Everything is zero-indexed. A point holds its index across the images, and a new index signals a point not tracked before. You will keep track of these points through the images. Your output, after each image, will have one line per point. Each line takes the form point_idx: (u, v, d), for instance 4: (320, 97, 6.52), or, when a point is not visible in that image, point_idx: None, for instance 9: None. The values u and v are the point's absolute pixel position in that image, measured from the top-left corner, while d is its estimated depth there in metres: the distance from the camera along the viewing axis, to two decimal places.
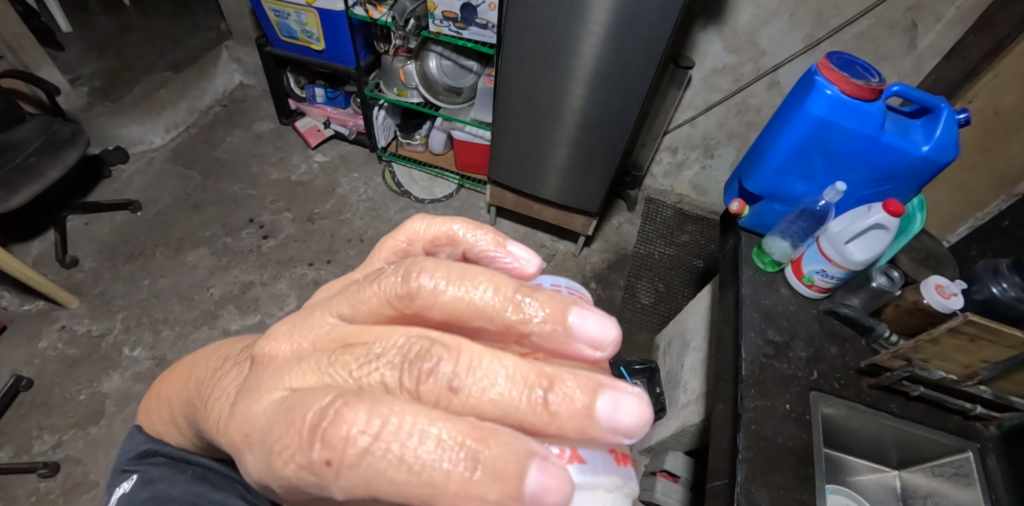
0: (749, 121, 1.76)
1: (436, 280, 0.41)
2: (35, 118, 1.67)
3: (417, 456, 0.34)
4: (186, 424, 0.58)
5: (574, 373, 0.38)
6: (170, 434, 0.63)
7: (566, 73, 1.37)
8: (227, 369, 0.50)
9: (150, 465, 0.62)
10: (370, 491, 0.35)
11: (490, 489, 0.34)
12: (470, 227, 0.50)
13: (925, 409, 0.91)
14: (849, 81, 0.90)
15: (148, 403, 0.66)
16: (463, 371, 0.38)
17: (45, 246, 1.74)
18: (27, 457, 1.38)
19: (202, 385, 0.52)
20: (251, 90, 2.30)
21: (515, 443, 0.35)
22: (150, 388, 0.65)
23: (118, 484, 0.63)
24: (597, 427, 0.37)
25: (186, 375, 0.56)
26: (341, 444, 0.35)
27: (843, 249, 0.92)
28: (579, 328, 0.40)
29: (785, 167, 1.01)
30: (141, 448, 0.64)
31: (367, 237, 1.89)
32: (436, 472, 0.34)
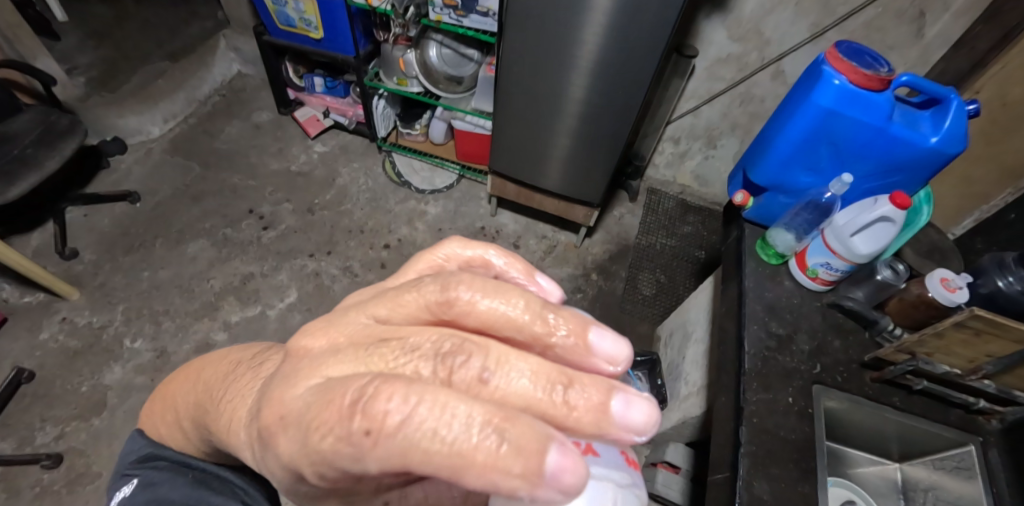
0: (753, 112, 1.74)
1: (471, 292, 0.41)
2: (33, 108, 1.65)
3: (451, 431, 0.34)
4: (192, 428, 0.57)
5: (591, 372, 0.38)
6: (172, 440, 0.63)
7: (568, 61, 1.35)
8: (241, 373, 0.50)
9: (152, 469, 0.62)
10: (402, 461, 0.34)
11: (519, 466, 0.33)
12: (502, 254, 0.49)
13: (927, 403, 0.90)
14: (858, 71, 0.88)
15: (151, 405, 0.66)
16: (494, 364, 0.37)
17: (45, 238, 1.74)
18: (30, 449, 1.39)
19: (211, 389, 0.52)
20: (249, 80, 2.28)
21: (536, 424, 0.34)
22: (156, 389, 0.65)
23: (117, 489, 0.63)
24: (612, 429, 0.36)
25: (195, 377, 0.56)
26: (381, 415, 0.35)
27: (848, 241, 0.92)
28: (596, 345, 0.40)
29: (791, 159, 1.00)
30: (142, 451, 0.65)
31: (368, 228, 1.88)
32: (469, 445, 0.33)
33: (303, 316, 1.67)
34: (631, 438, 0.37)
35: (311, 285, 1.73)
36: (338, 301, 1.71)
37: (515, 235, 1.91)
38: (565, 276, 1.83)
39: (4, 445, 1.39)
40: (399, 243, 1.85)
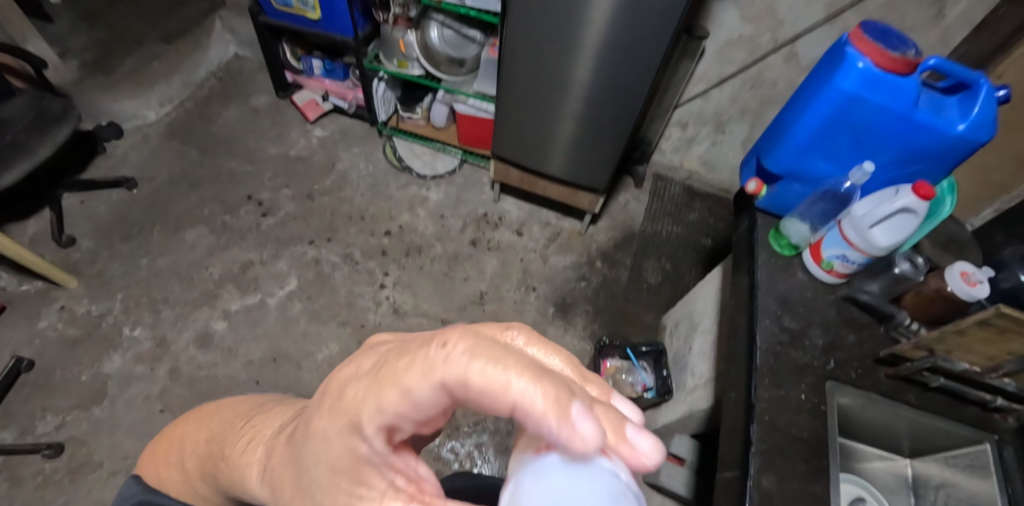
0: (764, 96, 1.69)
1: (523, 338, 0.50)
2: (25, 93, 1.60)
3: (507, 359, 0.41)
4: (196, 473, 0.66)
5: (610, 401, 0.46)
6: (171, 483, 0.71)
7: (575, 43, 1.30)
8: (267, 408, 0.63)
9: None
10: (460, 376, 0.41)
11: (554, 392, 0.40)
12: None
13: (943, 400, 0.88)
14: (884, 53, 0.84)
15: (155, 447, 0.75)
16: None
17: (41, 226, 1.71)
18: (31, 438, 1.39)
19: (233, 426, 0.62)
20: (247, 62, 2.22)
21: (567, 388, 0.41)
22: (160, 435, 0.75)
23: None
24: (624, 443, 0.42)
25: (211, 414, 0.68)
26: (453, 342, 0.42)
27: (867, 233, 0.89)
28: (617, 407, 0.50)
29: (808, 146, 0.96)
30: (135, 498, 0.71)
31: (368, 214, 1.85)
32: (520, 371, 0.40)
33: (304, 305, 1.65)
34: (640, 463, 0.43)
35: (312, 272, 1.71)
36: (339, 290, 1.68)
37: (519, 222, 1.88)
38: (570, 264, 1.80)
39: (5, 434, 1.38)
40: (400, 230, 1.82)
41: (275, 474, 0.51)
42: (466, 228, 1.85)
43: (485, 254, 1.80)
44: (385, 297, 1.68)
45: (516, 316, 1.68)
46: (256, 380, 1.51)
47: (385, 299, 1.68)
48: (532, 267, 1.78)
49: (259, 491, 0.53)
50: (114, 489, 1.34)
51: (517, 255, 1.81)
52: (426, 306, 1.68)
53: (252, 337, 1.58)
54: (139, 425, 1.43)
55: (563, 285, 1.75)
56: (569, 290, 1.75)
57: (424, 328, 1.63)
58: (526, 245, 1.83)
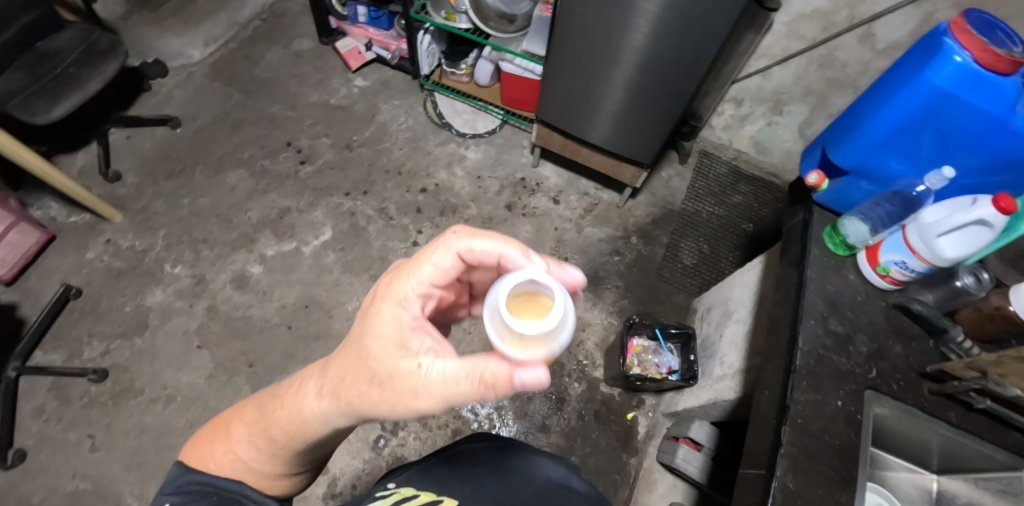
0: (831, 78, 1.57)
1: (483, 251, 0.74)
2: (75, 25, 1.60)
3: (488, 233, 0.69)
4: (250, 439, 0.70)
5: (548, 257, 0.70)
6: (215, 463, 0.70)
7: (636, 7, 1.21)
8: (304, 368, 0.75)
9: (181, 494, 0.66)
10: (468, 245, 0.67)
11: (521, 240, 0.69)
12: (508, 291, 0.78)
13: (985, 422, 0.85)
14: (987, 48, 0.77)
15: (190, 449, 0.74)
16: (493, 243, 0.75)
17: (90, 158, 1.75)
18: (79, 362, 1.47)
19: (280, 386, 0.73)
20: (292, 4, 2.14)
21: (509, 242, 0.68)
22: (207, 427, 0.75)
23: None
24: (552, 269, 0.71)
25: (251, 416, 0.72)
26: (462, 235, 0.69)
27: (934, 242, 0.83)
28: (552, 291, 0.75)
29: (885, 142, 0.90)
30: (177, 475, 0.69)
31: (406, 169, 1.83)
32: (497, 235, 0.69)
33: (337, 255, 1.67)
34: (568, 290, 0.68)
35: (347, 224, 1.72)
36: (373, 244, 1.69)
37: (557, 189, 1.84)
38: (605, 237, 1.77)
39: (56, 355, 1.47)
40: (437, 187, 1.81)
41: (334, 387, 0.64)
42: (503, 191, 1.82)
43: (520, 219, 1.78)
44: None
45: None
46: (289, 325, 1.56)
47: None
48: (567, 236, 1.76)
49: (321, 406, 0.65)
50: (154, 416, 1.43)
51: (552, 223, 1.78)
52: None
53: (286, 283, 1.62)
54: (177, 357, 1.50)
55: (597, 258, 1.73)
56: (601, 264, 1.72)
57: None
58: (562, 214, 1.80)
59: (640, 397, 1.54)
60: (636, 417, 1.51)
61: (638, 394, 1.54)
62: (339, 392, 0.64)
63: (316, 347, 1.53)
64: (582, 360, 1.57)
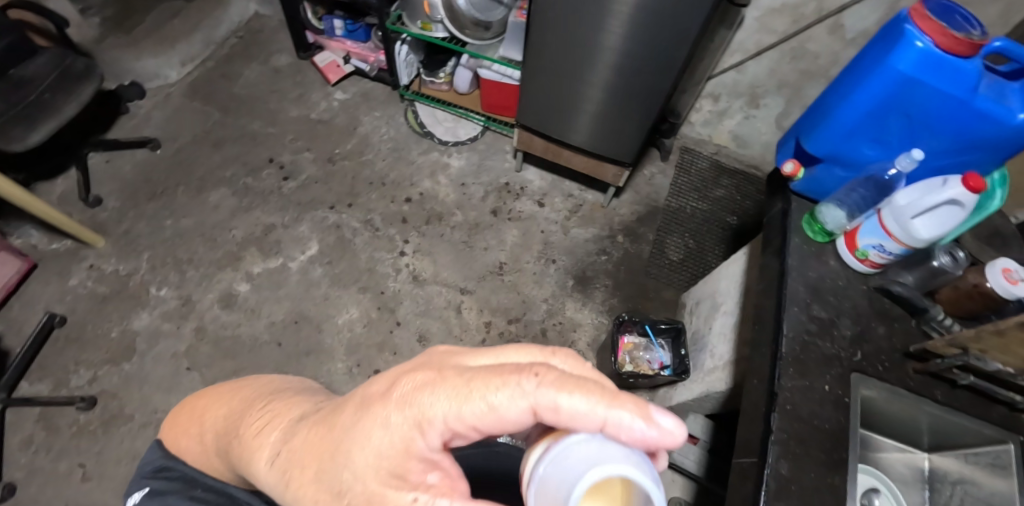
0: (804, 69, 1.60)
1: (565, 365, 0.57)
2: (48, 50, 1.60)
3: (586, 382, 0.50)
4: (210, 442, 0.68)
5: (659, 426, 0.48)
6: (188, 453, 0.73)
7: (608, 8, 1.23)
8: (288, 392, 0.66)
9: (164, 479, 0.72)
10: (553, 400, 0.48)
11: (634, 401, 0.49)
12: None
13: (970, 398, 0.86)
14: (947, 32, 0.79)
15: (170, 424, 0.77)
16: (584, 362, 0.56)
17: (69, 185, 1.73)
18: (66, 390, 1.45)
19: (252, 401, 0.66)
20: (268, 21, 2.15)
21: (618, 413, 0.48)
22: (183, 403, 0.76)
23: (134, 490, 0.73)
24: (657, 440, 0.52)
25: (229, 398, 0.69)
26: (544, 373, 0.50)
27: (909, 223, 0.85)
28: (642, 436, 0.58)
29: (855, 129, 0.92)
30: (157, 462, 0.75)
31: (389, 180, 1.83)
32: (599, 393, 0.48)
33: (325, 269, 1.66)
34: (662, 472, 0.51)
35: (333, 237, 1.72)
36: (360, 255, 1.69)
37: (541, 192, 1.85)
38: (591, 237, 1.78)
39: (42, 385, 1.45)
40: (422, 196, 1.81)
41: (293, 477, 0.56)
42: (488, 197, 1.83)
43: (505, 224, 1.78)
44: (404, 265, 1.69)
45: (535, 288, 1.68)
46: (278, 342, 1.55)
47: (404, 266, 1.68)
48: (553, 238, 1.77)
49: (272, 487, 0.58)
50: (145, 441, 1.41)
51: (538, 226, 1.79)
52: (445, 274, 1.68)
53: (274, 300, 1.61)
54: (166, 380, 1.48)
55: (584, 258, 1.74)
56: (589, 264, 1.73)
57: (443, 296, 1.65)
58: (547, 217, 1.81)
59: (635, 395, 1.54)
60: None
61: (632, 391, 1.55)
62: (298, 484, 0.55)
63: (308, 363, 1.52)
64: None
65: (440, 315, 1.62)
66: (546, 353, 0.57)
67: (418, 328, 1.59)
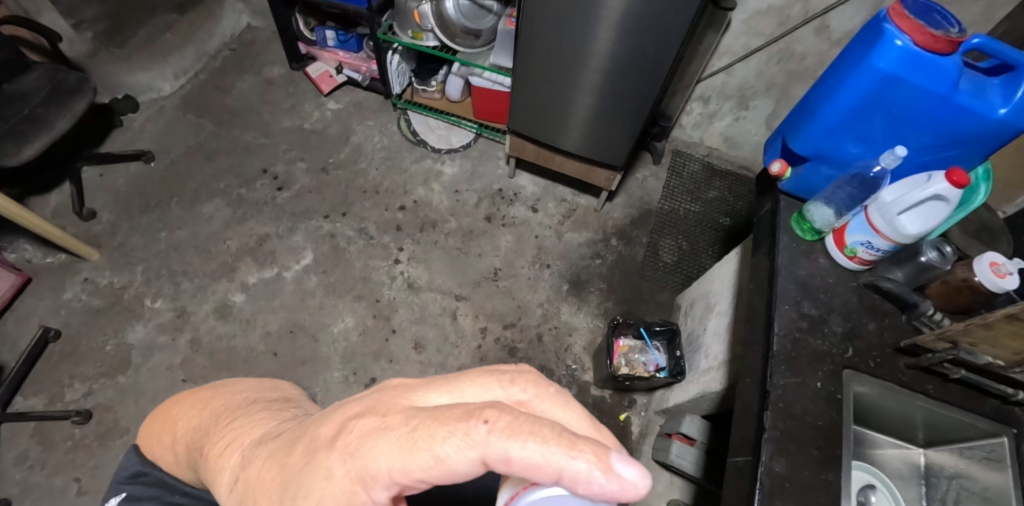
0: (792, 70, 1.62)
1: (528, 395, 0.50)
2: (41, 65, 1.61)
3: (541, 425, 0.43)
4: (183, 453, 0.66)
5: (621, 478, 0.41)
6: (164, 456, 0.71)
7: (595, 14, 1.24)
8: (254, 408, 0.61)
9: (141, 485, 0.74)
10: (503, 450, 0.42)
11: (596, 446, 0.42)
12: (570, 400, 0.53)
13: (963, 392, 0.86)
14: (926, 30, 0.80)
15: (147, 426, 0.74)
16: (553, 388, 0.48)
17: (63, 199, 1.73)
18: (61, 405, 1.44)
19: (220, 417, 0.61)
20: (260, 32, 2.18)
21: (575, 461, 0.41)
22: (155, 409, 0.72)
23: (108, 497, 0.74)
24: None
25: (202, 405, 0.65)
26: (495, 419, 0.43)
27: (895, 220, 0.86)
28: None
29: (840, 127, 0.93)
30: (134, 468, 0.76)
31: (383, 188, 1.84)
32: (556, 439, 0.42)
33: (320, 278, 1.67)
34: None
35: (327, 246, 1.72)
36: (355, 264, 1.70)
37: (534, 198, 1.86)
38: (584, 241, 1.79)
39: (36, 400, 1.44)
40: (416, 204, 1.82)
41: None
42: (481, 203, 1.83)
43: (499, 230, 1.79)
44: (399, 272, 1.69)
45: (530, 293, 1.68)
46: (274, 352, 1.55)
47: (399, 274, 1.69)
48: (547, 243, 1.77)
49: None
50: None
51: (532, 232, 1.80)
52: (440, 281, 1.68)
53: (270, 310, 1.61)
54: (162, 393, 1.47)
55: (578, 262, 1.75)
56: (583, 268, 1.74)
57: (438, 303, 1.65)
58: (541, 222, 1.82)
59: (632, 398, 1.54)
60: (628, 417, 1.52)
61: (629, 394, 1.55)
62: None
63: (304, 372, 1.52)
64: (571, 364, 1.58)
65: (436, 321, 1.62)
66: (504, 381, 0.50)
67: (413, 335, 1.59)
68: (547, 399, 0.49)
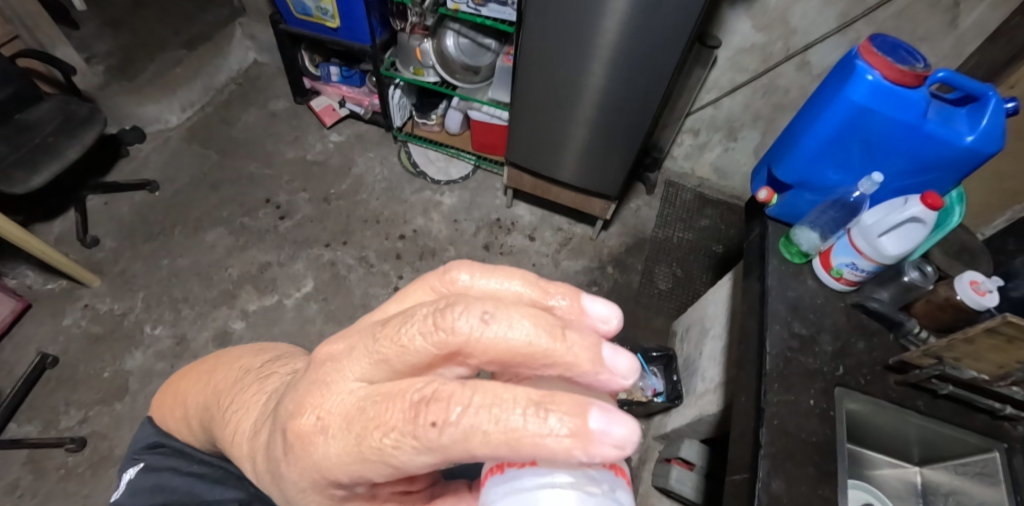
0: (776, 103, 1.70)
1: (470, 323, 0.41)
2: (53, 97, 1.66)
3: (501, 400, 0.38)
4: (197, 427, 0.66)
5: (604, 438, 0.37)
6: (179, 431, 0.71)
7: (589, 52, 1.32)
8: (247, 382, 0.60)
9: (159, 455, 0.72)
10: (466, 447, 0.38)
11: (567, 407, 0.38)
12: (527, 281, 0.49)
13: (953, 408, 0.88)
14: (893, 66, 0.87)
15: (161, 399, 0.74)
16: (494, 308, 0.42)
17: (66, 226, 1.76)
18: (55, 432, 1.43)
19: (220, 394, 0.62)
20: (266, 68, 2.27)
21: (548, 438, 0.37)
22: (166, 383, 0.73)
23: (126, 469, 0.73)
24: (604, 371, 0.43)
25: (206, 380, 0.65)
26: (443, 417, 0.38)
27: (876, 241, 0.90)
28: (589, 309, 0.49)
29: (819, 155, 0.98)
30: (150, 439, 0.74)
31: (383, 217, 1.88)
32: (518, 412, 0.37)
33: (320, 305, 1.68)
34: (617, 383, 0.44)
35: (328, 274, 1.75)
36: (354, 291, 1.72)
37: (531, 227, 1.90)
38: (581, 269, 1.82)
39: (30, 427, 1.43)
40: (415, 233, 1.85)
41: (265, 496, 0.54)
42: (480, 232, 1.88)
43: (497, 258, 1.83)
44: None
45: None
46: None
47: None
48: (544, 270, 1.81)
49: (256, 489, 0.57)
50: None
51: (529, 259, 1.83)
52: None
53: (269, 337, 1.62)
54: None
55: None
56: None
57: None
58: (538, 250, 1.86)
59: None
60: None
61: None
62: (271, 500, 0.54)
63: None
64: None
65: None
66: (433, 327, 0.42)
67: None
68: (489, 325, 0.41)
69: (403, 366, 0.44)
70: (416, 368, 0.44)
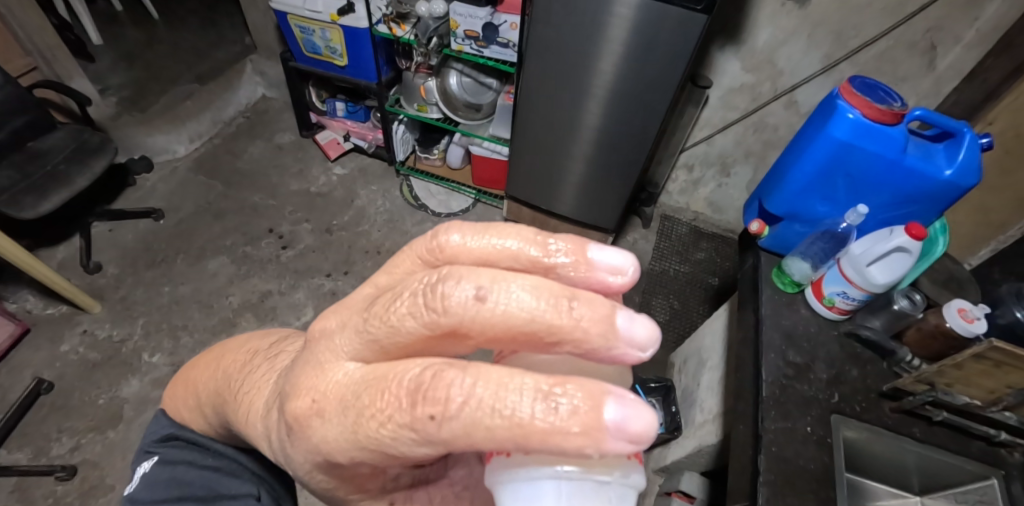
0: (767, 140, 1.77)
1: (470, 291, 0.39)
2: (67, 126, 1.72)
3: (504, 392, 0.36)
4: (210, 412, 0.66)
5: (614, 436, 0.36)
6: (192, 420, 0.71)
7: (586, 92, 1.39)
8: (257, 363, 0.60)
9: (173, 447, 0.71)
10: (469, 442, 0.37)
11: (575, 397, 0.36)
12: (531, 236, 0.44)
13: (948, 435, 0.89)
14: (871, 105, 0.92)
15: (172, 390, 0.74)
16: (489, 281, 0.40)
17: (70, 252, 1.78)
18: (45, 459, 1.40)
19: (231, 376, 0.62)
20: (273, 103, 2.34)
21: (554, 435, 0.35)
22: (176, 375, 0.73)
23: (140, 462, 0.72)
24: (617, 343, 0.40)
25: (216, 365, 0.65)
26: (440, 408, 0.37)
27: (864, 270, 0.93)
28: (597, 260, 0.44)
29: (807, 188, 1.02)
30: (165, 431, 0.72)
31: (384, 248, 1.91)
32: (522, 402, 0.36)
33: None
34: (634, 355, 0.40)
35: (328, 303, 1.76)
36: None
37: None
38: None
39: (21, 455, 1.41)
40: None
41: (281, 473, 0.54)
42: None
43: None
44: None
45: None
46: None
47: None
48: None
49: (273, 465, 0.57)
50: None
51: None
52: None
53: None
54: None
55: None
56: None
57: None
58: None
59: None
60: None
61: None
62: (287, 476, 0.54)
63: None
64: None
65: None
66: (426, 305, 0.40)
67: None
68: (487, 297, 0.39)
69: (395, 347, 0.42)
70: (409, 348, 0.42)
